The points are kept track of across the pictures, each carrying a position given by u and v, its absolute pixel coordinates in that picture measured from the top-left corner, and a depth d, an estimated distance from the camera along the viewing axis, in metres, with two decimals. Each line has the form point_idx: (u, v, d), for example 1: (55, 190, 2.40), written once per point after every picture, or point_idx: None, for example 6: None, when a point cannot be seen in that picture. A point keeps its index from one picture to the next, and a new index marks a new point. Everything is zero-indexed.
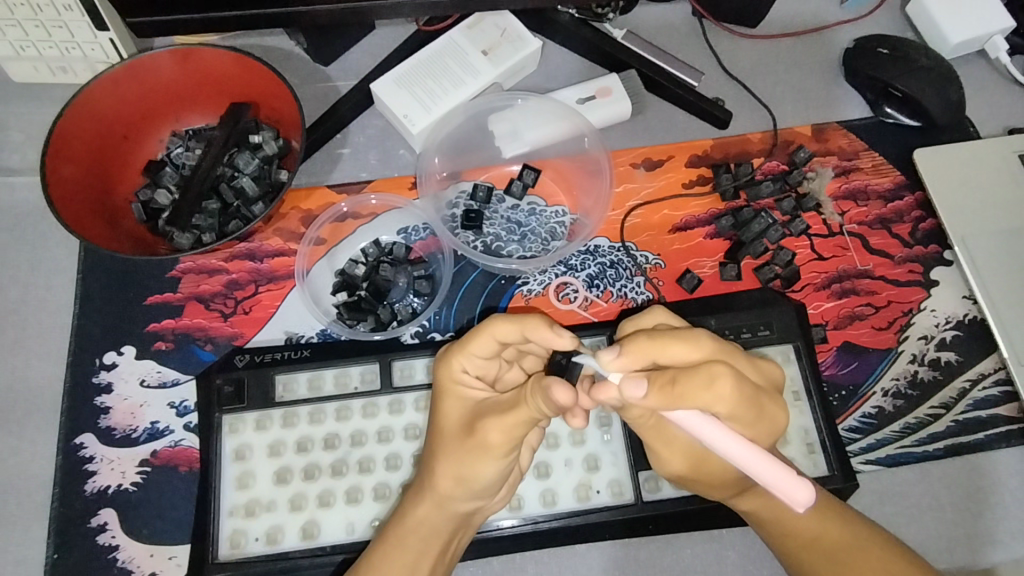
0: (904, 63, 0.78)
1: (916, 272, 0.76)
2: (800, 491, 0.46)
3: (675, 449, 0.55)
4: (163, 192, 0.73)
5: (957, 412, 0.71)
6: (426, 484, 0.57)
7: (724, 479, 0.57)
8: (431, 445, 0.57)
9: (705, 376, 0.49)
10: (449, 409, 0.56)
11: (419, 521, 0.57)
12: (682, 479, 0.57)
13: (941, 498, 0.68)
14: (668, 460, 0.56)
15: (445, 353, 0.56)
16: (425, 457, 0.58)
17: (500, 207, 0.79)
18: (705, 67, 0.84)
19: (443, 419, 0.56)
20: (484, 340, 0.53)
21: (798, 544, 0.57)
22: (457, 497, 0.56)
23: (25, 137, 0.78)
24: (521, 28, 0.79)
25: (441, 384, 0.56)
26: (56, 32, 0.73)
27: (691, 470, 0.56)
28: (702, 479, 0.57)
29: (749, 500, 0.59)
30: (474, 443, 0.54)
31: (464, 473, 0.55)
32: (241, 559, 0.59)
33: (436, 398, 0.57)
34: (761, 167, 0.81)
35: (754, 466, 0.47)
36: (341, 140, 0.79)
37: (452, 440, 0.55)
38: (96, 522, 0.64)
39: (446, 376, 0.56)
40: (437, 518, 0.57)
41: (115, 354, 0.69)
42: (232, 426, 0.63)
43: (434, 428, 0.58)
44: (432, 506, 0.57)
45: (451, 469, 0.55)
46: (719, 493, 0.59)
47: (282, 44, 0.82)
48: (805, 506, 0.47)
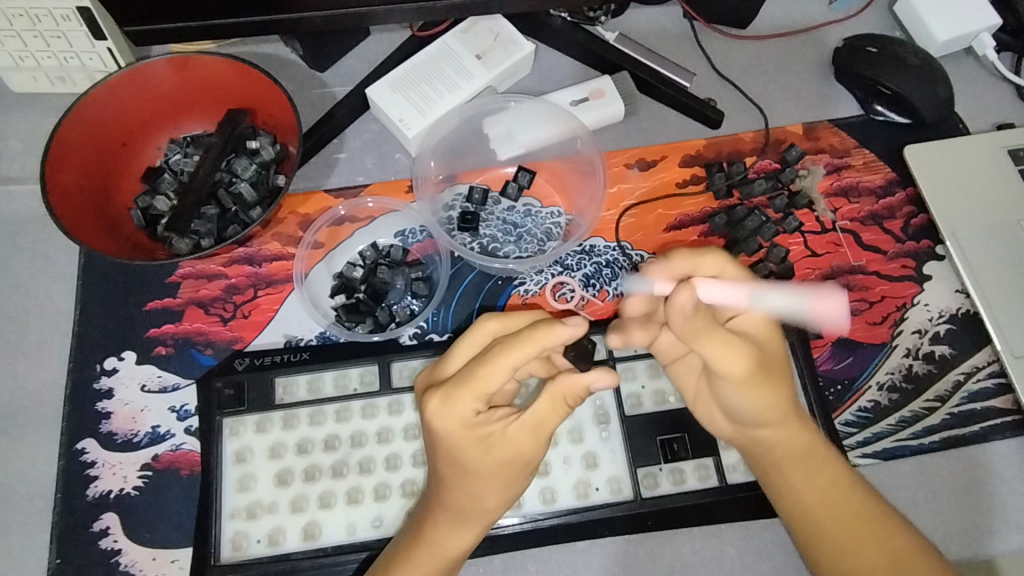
0: (893, 61, 0.79)
1: (908, 267, 0.77)
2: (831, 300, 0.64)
3: (730, 347, 0.53)
4: (162, 198, 0.73)
5: (952, 405, 0.72)
6: (465, 511, 0.57)
7: (776, 385, 0.55)
8: (443, 474, 0.57)
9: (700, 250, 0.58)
10: (473, 450, 0.55)
11: (445, 538, 0.57)
12: (745, 392, 0.55)
13: (938, 490, 0.69)
14: (731, 358, 0.53)
15: (440, 396, 0.55)
16: (440, 481, 0.58)
17: (496, 208, 0.80)
18: (696, 67, 0.85)
19: (471, 462, 0.55)
20: (501, 372, 0.53)
21: (820, 512, 0.57)
22: (491, 509, 0.58)
23: (26, 146, 0.78)
24: (515, 32, 0.80)
25: (441, 424, 0.54)
26: (55, 42, 0.74)
27: (753, 368, 0.54)
28: (766, 384, 0.55)
29: (803, 430, 0.58)
30: (500, 457, 0.55)
31: (494, 485, 0.56)
32: (243, 561, 0.60)
33: (450, 445, 0.55)
34: (753, 166, 0.81)
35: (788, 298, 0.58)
36: (338, 145, 0.80)
37: (488, 475, 0.56)
38: (99, 527, 0.64)
39: (449, 419, 0.54)
40: (470, 530, 0.58)
41: (115, 360, 0.70)
42: (232, 428, 0.64)
43: (449, 465, 0.56)
44: (465, 521, 0.58)
45: (494, 494, 0.57)
46: (782, 406, 0.56)
47: (279, 52, 0.83)
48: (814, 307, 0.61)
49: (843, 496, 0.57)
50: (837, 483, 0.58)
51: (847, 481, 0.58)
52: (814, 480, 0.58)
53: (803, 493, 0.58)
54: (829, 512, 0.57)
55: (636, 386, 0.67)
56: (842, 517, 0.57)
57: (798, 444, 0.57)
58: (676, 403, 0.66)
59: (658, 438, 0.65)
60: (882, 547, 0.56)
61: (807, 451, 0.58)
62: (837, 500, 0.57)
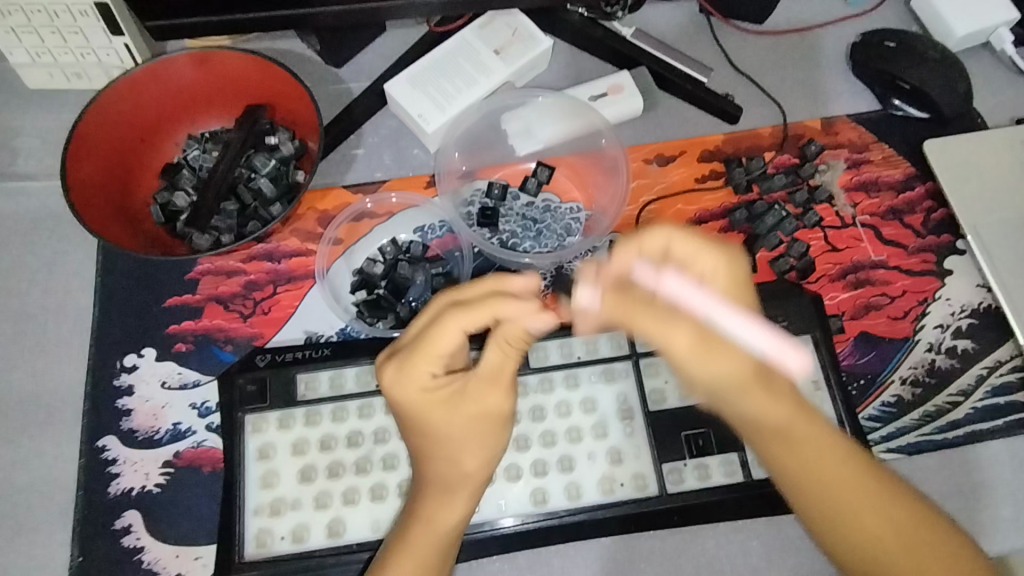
0: (912, 56, 0.79)
1: (929, 262, 0.77)
2: (799, 359, 0.52)
3: (673, 323, 0.50)
4: (181, 194, 0.73)
5: (976, 399, 0.71)
6: (448, 481, 0.57)
7: (740, 362, 0.51)
8: (423, 446, 0.57)
9: (659, 232, 0.54)
10: (438, 413, 0.56)
11: (442, 521, 0.56)
12: (702, 364, 0.50)
13: (962, 485, 0.69)
14: (672, 337, 0.50)
15: (401, 365, 0.54)
16: (422, 455, 0.58)
17: (515, 204, 0.79)
18: (713, 62, 0.85)
19: (440, 424, 0.56)
20: (451, 334, 0.53)
21: (830, 501, 0.52)
22: (473, 473, 0.57)
23: (43, 143, 0.78)
24: (533, 28, 0.80)
25: (404, 395, 0.55)
26: (72, 38, 0.73)
27: (697, 339, 0.50)
28: (721, 366, 0.50)
29: (779, 406, 0.52)
30: (466, 414, 0.56)
31: (470, 444, 0.56)
32: (268, 558, 0.60)
33: (415, 412, 0.56)
34: (772, 161, 0.81)
35: (756, 342, 0.52)
36: (355, 141, 0.80)
37: (467, 433, 0.56)
38: (121, 524, 0.64)
39: (411, 387, 0.55)
40: (463, 497, 0.57)
41: (136, 357, 0.69)
42: (255, 425, 0.63)
43: (422, 432, 0.57)
44: (460, 489, 0.57)
45: (473, 453, 0.56)
46: (754, 391, 0.52)
47: (295, 47, 0.83)
48: (800, 371, 0.53)
49: (839, 466, 0.52)
50: (828, 452, 0.52)
51: (835, 444, 0.53)
52: (800, 457, 0.52)
53: (815, 500, 0.52)
54: (834, 504, 0.52)
55: (660, 380, 0.66)
56: (831, 491, 0.52)
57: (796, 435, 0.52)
58: None
59: (682, 433, 0.65)
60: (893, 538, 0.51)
61: (786, 428, 0.52)
62: (828, 474, 0.52)
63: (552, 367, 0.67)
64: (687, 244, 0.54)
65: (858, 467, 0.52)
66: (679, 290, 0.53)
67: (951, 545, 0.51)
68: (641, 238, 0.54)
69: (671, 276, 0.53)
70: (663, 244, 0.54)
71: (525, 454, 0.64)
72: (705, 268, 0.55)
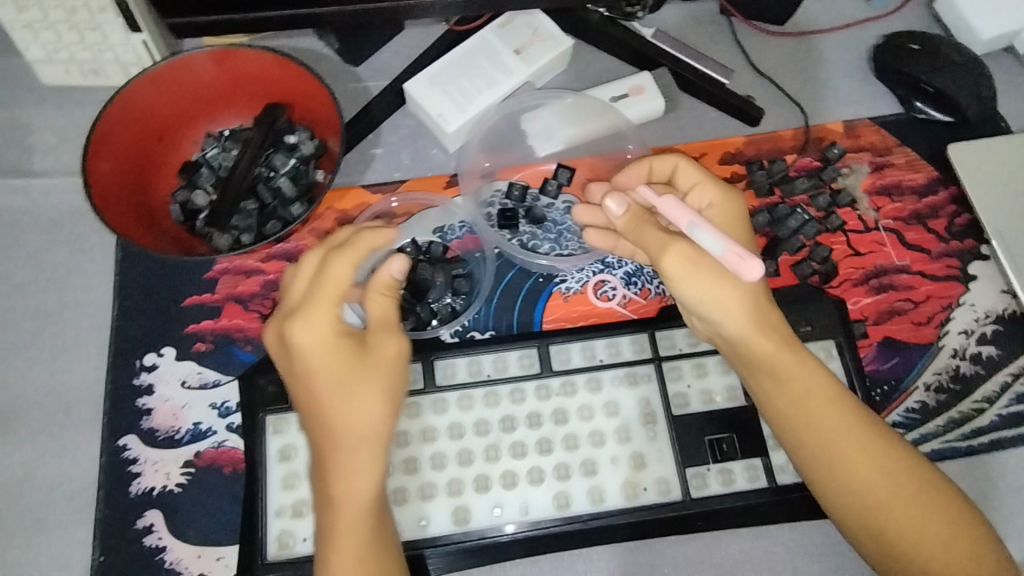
0: (936, 59, 0.78)
1: (953, 267, 0.76)
2: (751, 266, 0.52)
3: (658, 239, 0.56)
4: (200, 193, 0.72)
5: (1000, 406, 0.71)
6: (348, 439, 0.53)
7: (721, 283, 0.55)
8: (320, 403, 0.53)
9: (669, 159, 0.63)
10: (330, 366, 0.53)
11: (347, 488, 0.52)
12: (691, 286, 0.55)
13: (987, 492, 0.68)
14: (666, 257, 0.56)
15: (299, 317, 0.53)
16: (321, 419, 0.54)
17: (536, 205, 0.78)
18: (734, 64, 0.85)
19: (332, 378, 0.53)
20: (336, 274, 0.54)
21: (825, 444, 0.55)
22: (378, 427, 0.54)
23: (60, 140, 0.77)
24: (553, 27, 0.79)
25: (303, 355, 0.53)
26: (90, 34, 0.72)
27: (687, 262, 0.55)
28: (708, 287, 0.55)
29: (767, 340, 0.56)
30: (359, 365, 0.54)
31: (360, 399, 0.53)
32: (290, 560, 0.59)
33: (307, 366, 0.53)
34: (794, 164, 0.81)
35: (712, 243, 0.53)
36: (374, 140, 0.79)
37: (361, 384, 0.54)
38: (142, 524, 0.63)
39: (313, 342, 0.53)
40: (363, 459, 0.53)
41: (155, 356, 0.69)
42: (276, 426, 0.63)
43: (315, 394, 0.54)
44: (360, 452, 0.53)
45: (371, 405, 0.53)
46: (735, 315, 0.56)
47: (313, 46, 0.82)
48: (754, 274, 0.52)
49: (829, 406, 0.56)
50: (818, 389, 0.56)
51: (829, 390, 0.56)
52: (789, 392, 0.57)
53: (807, 440, 0.56)
54: (826, 443, 0.55)
55: (682, 385, 0.66)
56: (820, 430, 0.56)
57: (790, 376, 0.56)
58: (723, 402, 0.65)
59: (706, 438, 0.64)
60: (883, 479, 0.54)
61: (772, 361, 0.57)
62: (817, 412, 0.56)
63: (575, 369, 0.67)
64: (690, 173, 0.62)
65: (847, 412, 0.56)
66: (672, 205, 0.56)
67: (933, 489, 0.54)
68: (652, 161, 0.64)
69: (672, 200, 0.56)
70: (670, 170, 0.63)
71: (547, 458, 0.64)
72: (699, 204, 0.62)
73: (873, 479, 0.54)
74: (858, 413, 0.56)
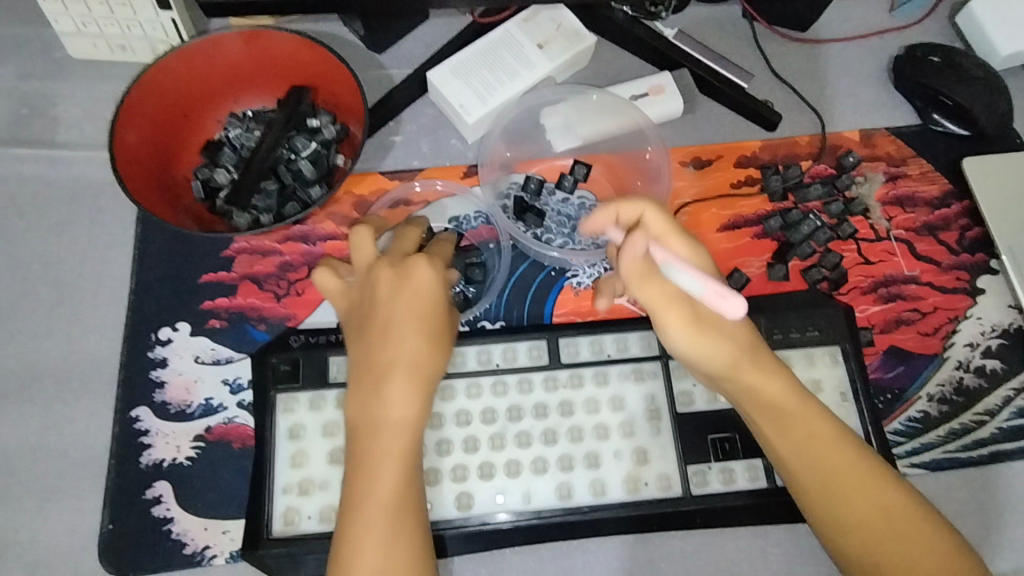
0: (956, 72, 0.79)
1: (962, 280, 0.77)
2: (732, 304, 0.56)
3: (661, 292, 0.58)
4: (222, 171, 0.73)
5: (1001, 419, 0.72)
6: (411, 370, 0.56)
7: (722, 334, 0.59)
8: (395, 330, 0.56)
9: (637, 207, 0.60)
10: (415, 301, 0.57)
11: (402, 419, 0.55)
12: (694, 340, 0.59)
13: (984, 503, 0.69)
14: (667, 314, 0.59)
15: (425, 261, 0.59)
16: (393, 345, 0.56)
17: (551, 199, 0.79)
18: (754, 68, 0.85)
19: (416, 309, 0.57)
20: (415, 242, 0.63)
21: (830, 484, 0.56)
22: (435, 373, 0.57)
23: (84, 113, 0.78)
24: (577, 23, 0.80)
25: (403, 292, 0.57)
26: (119, 10, 0.73)
27: (692, 322, 0.59)
28: (708, 331, 0.59)
29: (770, 382, 0.59)
30: (435, 308, 0.58)
31: (435, 343, 0.57)
32: (295, 536, 0.60)
33: (396, 294, 0.58)
34: (809, 170, 0.81)
35: (692, 283, 0.57)
36: (393, 127, 0.80)
37: (432, 327, 0.58)
38: (152, 495, 0.64)
39: (429, 284, 0.58)
40: (425, 394, 0.56)
41: (170, 330, 0.70)
42: (286, 404, 0.64)
43: (391, 321, 0.57)
44: (424, 390, 0.56)
45: (432, 347, 0.57)
46: (733, 356, 0.59)
47: (337, 31, 0.83)
48: (740, 313, 0.56)
49: (833, 448, 0.57)
50: (821, 432, 0.58)
51: (831, 434, 0.57)
52: (793, 433, 0.58)
53: (810, 481, 0.57)
54: (828, 485, 0.56)
55: (688, 383, 0.67)
56: (823, 471, 0.56)
57: (794, 421, 0.58)
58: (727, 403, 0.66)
59: (709, 436, 0.65)
60: (890, 521, 0.54)
61: (778, 400, 0.59)
62: (821, 452, 0.57)
63: (582, 363, 0.67)
64: (659, 222, 0.60)
65: (852, 457, 0.57)
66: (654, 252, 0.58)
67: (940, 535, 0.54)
68: (617, 207, 0.60)
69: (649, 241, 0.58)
70: (637, 217, 0.60)
71: (552, 449, 0.65)
72: (676, 251, 0.60)
73: (879, 518, 0.54)
74: (866, 457, 0.57)
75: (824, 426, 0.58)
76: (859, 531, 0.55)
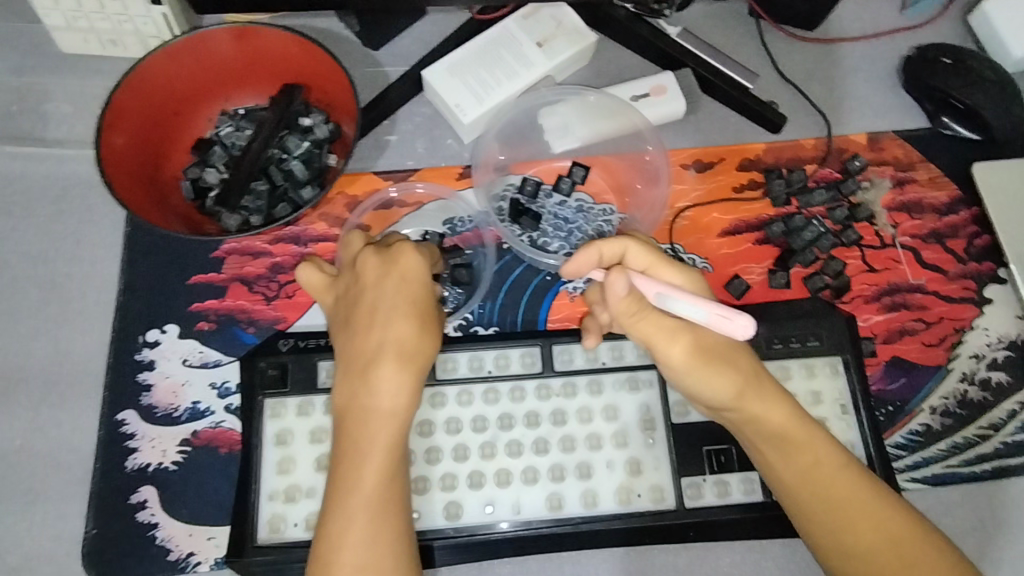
0: (969, 74, 0.76)
1: (969, 289, 0.75)
2: (740, 322, 0.54)
3: (656, 324, 0.57)
4: (212, 170, 0.72)
5: (1006, 434, 0.70)
6: (397, 356, 0.54)
7: (724, 361, 0.58)
8: (381, 317, 0.55)
9: (617, 244, 0.58)
10: (401, 285, 0.56)
11: (386, 409, 0.54)
12: (697, 368, 0.57)
13: (986, 520, 0.67)
14: (668, 346, 0.57)
15: (411, 246, 0.57)
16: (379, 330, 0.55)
17: (548, 202, 0.77)
18: (759, 68, 0.83)
19: (402, 294, 0.56)
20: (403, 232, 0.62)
21: (836, 515, 0.55)
22: (425, 361, 0.56)
23: (75, 110, 0.77)
24: (577, 21, 0.78)
25: (389, 278, 0.56)
26: (109, 4, 0.71)
27: (695, 350, 0.57)
28: (710, 356, 0.58)
29: (773, 411, 0.58)
30: (422, 295, 0.57)
31: (425, 330, 0.56)
32: (280, 544, 0.59)
33: (382, 278, 0.56)
34: (813, 174, 0.79)
35: (694, 310, 0.55)
36: (388, 127, 0.78)
37: (419, 313, 0.56)
38: (137, 499, 0.64)
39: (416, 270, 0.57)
40: (415, 380, 0.54)
41: (158, 333, 0.69)
42: (274, 410, 0.63)
43: (377, 306, 0.56)
44: (413, 376, 0.54)
45: (420, 333, 0.56)
46: (735, 385, 0.57)
47: (333, 27, 0.81)
48: (749, 333, 0.54)
49: (838, 477, 0.56)
50: (827, 461, 0.57)
51: (838, 462, 0.57)
52: (799, 463, 0.57)
53: (817, 513, 0.56)
54: (834, 516, 0.55)
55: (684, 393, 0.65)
56: (829, 502, 0.56)
57: (802, 453, 0.57)
58: None
59: (704, 448, 0.64)
60: (896, 549, 0.54)
61: (782, 430, 0.58)
62: (826, 483, 0.56)
63: (576, 371, 0.66)
64: (643, 254, 0.58)
65: (857, 486, 0.56)
66: (644, 285, 0.56)
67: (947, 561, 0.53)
68: (600, 246, 0.58)
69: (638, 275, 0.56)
70: (621, 253, 0.59)
71: (543, 458, 0.63)
72: (669, 280, 0.59)
73: (886, 548, 0.54)
74: (871, 485, 0.56)
75: (828, 455, 0.57)
76: (866, 561, 0.54)
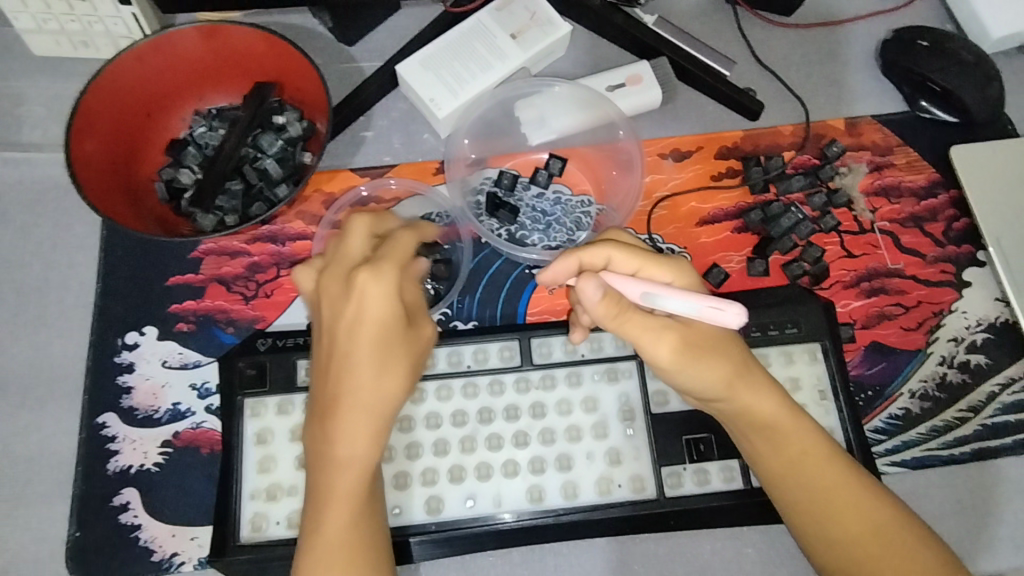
0: (945, 57, 0.76)
1: (947, 272, 0.75)
2: (732, 312, 0.54)
3: (643, 326, 0.56)
4: (186, 171, 0.72)
5: (985, 416, 0.70)
6: (353, 402, 0.52)
7: (712, 353, 0.57)
8: (338, 360, 0.53)
9: (600, 249, 0.57)
10: (355, 325, 0.52)
11: (350, 456, 0.51)
12: (686, 364, 0.56)
13: (965, 501, 0.67)
14: (655, 346, 0.56)
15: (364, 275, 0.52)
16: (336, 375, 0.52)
17: (525, 195, 0.78)
18: (737, 55, 0.82)
19: (355, 335, 0.52)
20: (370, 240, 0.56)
21: (817, 502, 0.56)
22: (386, 401, 0.52)
23: (48, 113, 0.77)
24: (551, 12, 0.77)
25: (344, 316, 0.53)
26: (78, 5, 0.71)
27: (682, 347, 0.56)
28: (698, 353, 0.56)
29: (761, 401, 0.57)
30: (378, 331, 0.52)
31: (384, 371, 0.52)
32: (262, 542, 0.59)
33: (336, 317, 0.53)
34: (791, 160, 0.79)
35: (684, 305, 0.55)
36: (364, 123, 0.78)
37: (374, 352, 0.52)
38: (119, 501, 0.64)
39: (377, 304, 0.52)
40: (372, 431, 0.52)
41: (137, 335, 0.69)
42: (254, 409, 0.63)
43: (335, 347, 0.53)
44: (368, 423, 0.51)
45: (377, 376, 0.52)
46: (723, 377, 0.56)
47: (307, 23, 0.81)
48: (742, 321, 0.55)
49: (822, 466, 0.56)
50: (812, 451, 0.57)
51: (820, 451, 0.57)
52: (784, 452, 0.57)
53: (800, 500, 0.56)
54: (817, 504, 0.56)
55: (662, 383, 0.66)
56: (813, 490, 0.56)
57: (786, 442, 0.57)
58: None
59: (683, 437, 0.64)
60: (877, 537, 0.54)
61: (767, 420, 0.57)
62: (810, 471, 0.56)
63: (555, 364, 0.66)
64: (625, 257, 0.58)
65: (839, 474, 0.56)
66: (630, 288, 0.55)
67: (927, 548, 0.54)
68: (579, 255, 0.57)
69: (621, 278, 0.56)
70: (603, 260, 0.58)
71: (524, 451, 0.64)
72: (654, 277, 0.58)
73: (866, 534, 0.55)
74: (853, 472, 0.57)
75: (814, 445, 0.57)
76: (848, 547, 0.55)
